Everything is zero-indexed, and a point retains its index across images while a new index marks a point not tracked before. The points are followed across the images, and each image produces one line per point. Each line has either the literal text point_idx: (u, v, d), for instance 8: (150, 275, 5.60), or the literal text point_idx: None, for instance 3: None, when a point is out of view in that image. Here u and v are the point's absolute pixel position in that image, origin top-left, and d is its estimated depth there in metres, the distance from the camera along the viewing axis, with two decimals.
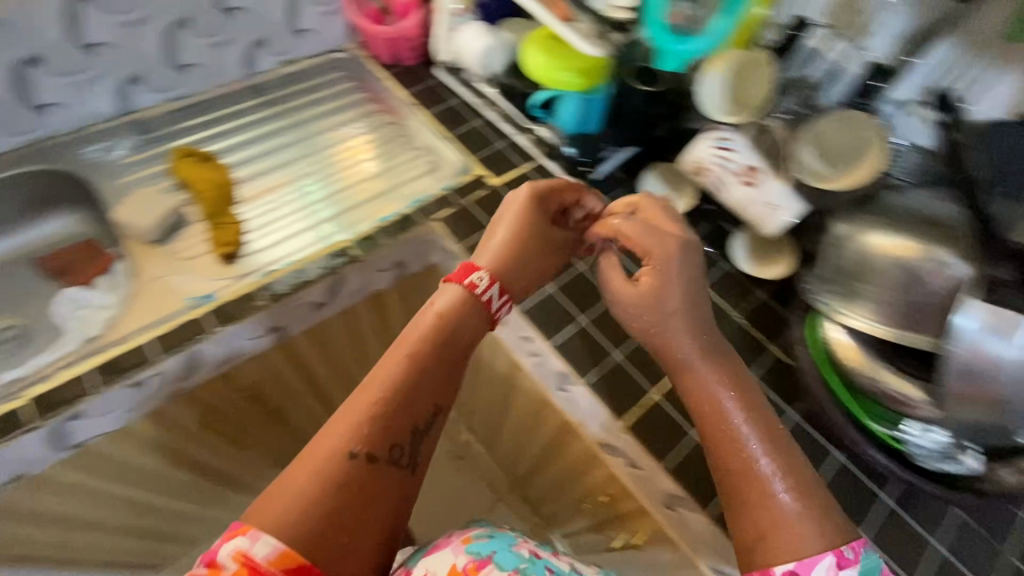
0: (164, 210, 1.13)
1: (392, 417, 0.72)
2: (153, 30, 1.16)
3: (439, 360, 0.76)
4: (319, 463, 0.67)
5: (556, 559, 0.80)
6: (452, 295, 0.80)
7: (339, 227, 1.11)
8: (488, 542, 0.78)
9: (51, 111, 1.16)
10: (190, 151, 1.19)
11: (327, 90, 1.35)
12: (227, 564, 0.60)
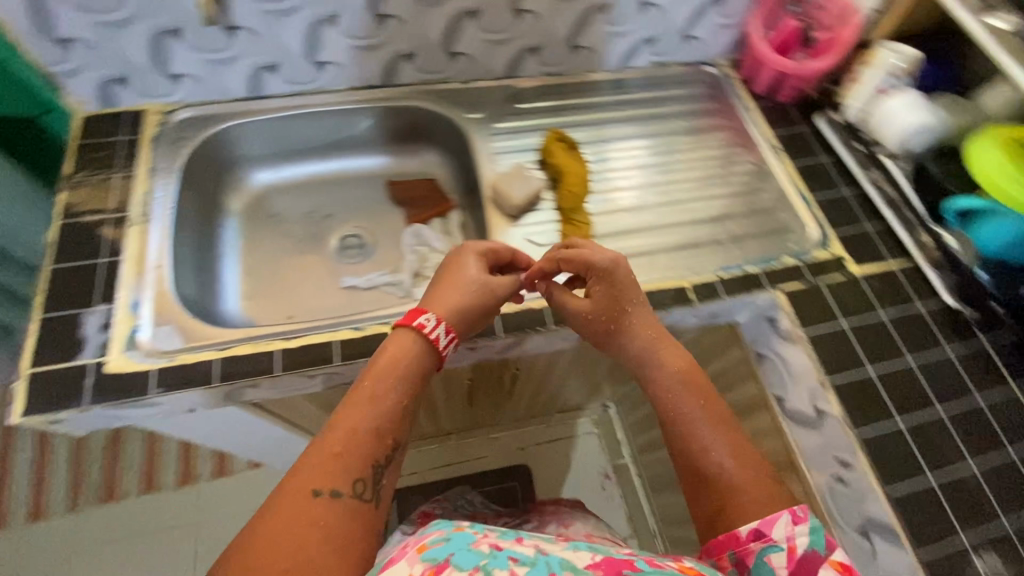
0: (532, 183, 0.94)
1: (360, 456, 0.60)
2: (298, 23, 0.89)
3: (386, 392, 0.66)
4: (282, 501, 0.55)
5: (519, 545, 0.53)
6: (408, 331, 0.72)
7: (729, 181, 1.05)
8: (446, 545, 0.51)
9: (456, 60, 1.03)
10: (561, 135, 1.00)
11: (682, 74, 1.17)
12: None
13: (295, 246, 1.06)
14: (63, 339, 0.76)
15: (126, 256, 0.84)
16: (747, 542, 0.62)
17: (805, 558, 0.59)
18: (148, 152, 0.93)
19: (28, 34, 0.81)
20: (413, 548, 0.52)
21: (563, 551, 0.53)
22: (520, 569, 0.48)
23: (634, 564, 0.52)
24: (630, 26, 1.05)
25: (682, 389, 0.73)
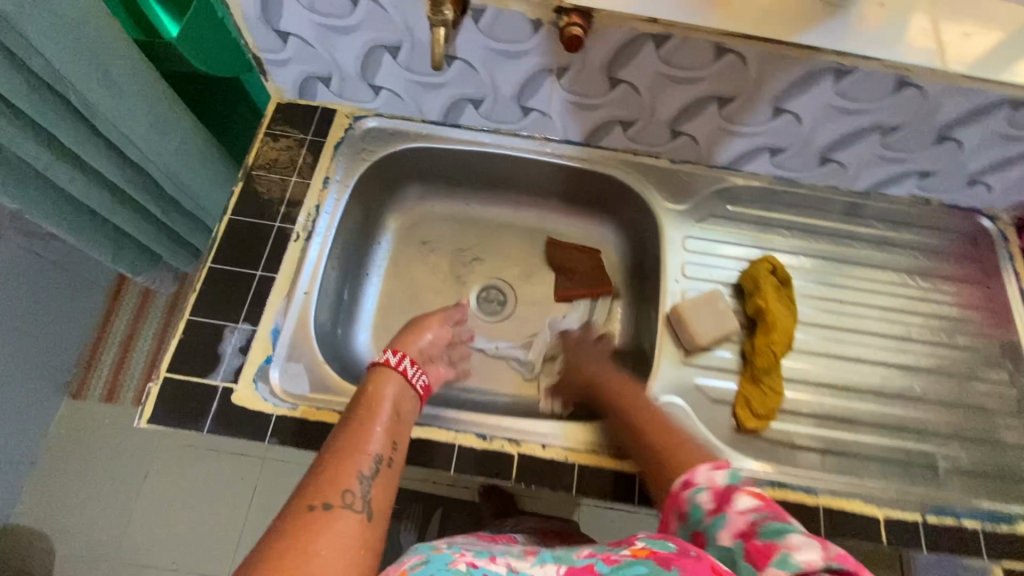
0: (723, 320, 0.78)
1: (349, 467, 0.58)
2: (518, 68, 0.78)
3: (361, 419, 0.64)
4: (282, 519, 0.53)
5: (494, 562, 0.47)
6: (371, 369, 0.71)
7: (951, 389, 0.82)
8: (425, 567, 0.44)
9: (828, 164, 0.87)
10: (774, 265, 0.82)
11: (937, 221, 0.92)
12: None
13: (438, 285, 0.99)
14: (202, 348, 0.74)
15: (278, 274, 0.80)
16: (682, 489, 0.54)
17: (726, 490, 0.50)
18: (329, 163, 0.88)
19: (252, 21, 0.76)
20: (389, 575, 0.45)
21: (530, 569, 0.46)
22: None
23: (592, 568, 0.45)
24: (914, 156, 0.83)
25: (643, 420, 0.69)
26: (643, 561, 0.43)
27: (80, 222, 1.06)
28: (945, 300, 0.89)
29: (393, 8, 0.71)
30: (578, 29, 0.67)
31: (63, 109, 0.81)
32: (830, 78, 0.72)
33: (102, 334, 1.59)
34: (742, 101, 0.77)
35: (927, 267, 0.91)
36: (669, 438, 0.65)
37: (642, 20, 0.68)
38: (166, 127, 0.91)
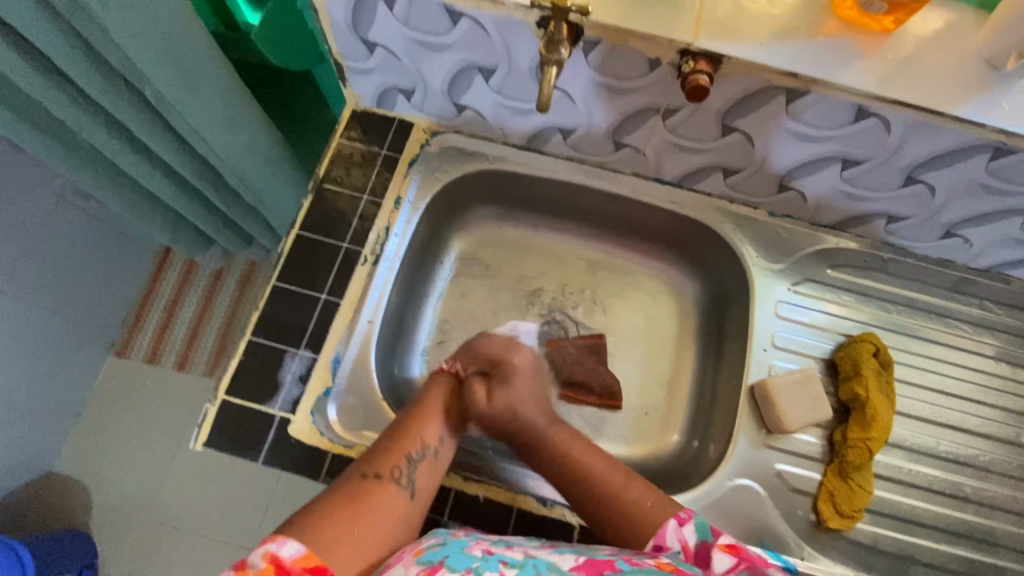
0: (815, 405, 0.72)
1: (402, 448, 0.63)
2: (622, 105, 0.71)
3: (420, 413, 0.67)
4: (342, 481, 0.58)
5: (510, 549, 0.53)
6: (436, 374, 0.74)
7: None
8: (440, 548, 0.51)
9: (949, 237, 0.78)
10: (877, 347, 0.75)
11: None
12: (256, 562, 0.48)
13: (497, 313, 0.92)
14: (261, 373, 0.71)
15: (342, 299, 0.76)
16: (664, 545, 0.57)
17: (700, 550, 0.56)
18: (402, 181, 0.82)
19: (339, 29, 0.70)
20: (410, 552, 0.52)
21: (547, 556, 0.52)
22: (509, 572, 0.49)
23: (613, 563, 0.51)
24: None
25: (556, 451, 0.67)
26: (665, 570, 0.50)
27: (139, 202, 1.08)
28: None
29: (497, 31, 0.64)
30: (705, 77, 0.59)
31: (135, 103, 0.77)
32: (983, 157, 0.63)
33: (148, 297, 1.51)
34: (870, 166, 0.69)
35: None
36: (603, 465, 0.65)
37: (779, 73, 0.60)
38: (238, 127, 0.87)
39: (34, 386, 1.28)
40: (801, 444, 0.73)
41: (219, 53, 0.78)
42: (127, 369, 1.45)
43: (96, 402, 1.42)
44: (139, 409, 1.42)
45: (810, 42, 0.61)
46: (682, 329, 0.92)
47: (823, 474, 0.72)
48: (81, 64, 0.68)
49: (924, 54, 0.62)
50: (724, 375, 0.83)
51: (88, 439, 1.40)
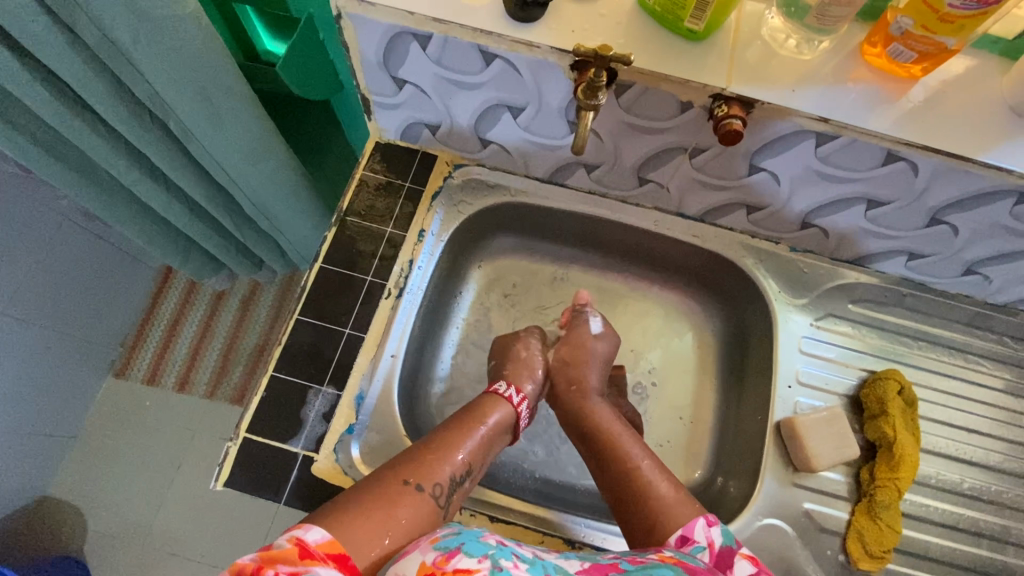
0: (841, 444, 0.72)
1: (442, 459, 0.62)
2: (649, 143, 0.71)
3: (465, 430, 0.66)
4: (379, 479, 0.58)
5: (522, 546, 0.53)
6: (491, 388, 0.74)
7: None
8: (456, 537, 0.50)
9: (969, 275, 0.79)
10: (903, 384, 0.75)
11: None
12: (283, 544, 0.48)
13: None
14: (284, 410, 0.70)
15: (365, 334, 0.75)
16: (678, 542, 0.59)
17: (723, 552, 0.58)
18: (425, 215, 0.82)
19: (369, 65, 0.70)
20: (426, 540, 0.52)
21: (557, 559, 0.53)
22: (523, 565, 0.49)
23: (618, 564, 0.53)
24: None
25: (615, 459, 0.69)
26: (670, 566, 0.52)
27: (151, 228, 1.07)
28: None
29: (529, 72, 0.64)
30: (739, 122, 0.60)
31: (158, 134, 0.77)
32: (1008, 201, 0.64)
33: (150, 316, 1.48)
34: (896, 207, 0.70)
35: None
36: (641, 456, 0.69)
37: (811, 118, 0.61)
38: (260, 157, 0.86)
39: (34, 408, 1.25)
40: (827, 481, 0.73)
41: (245, 86, 0.78)
42: (129, 392, 1.42)
43: (97, 424, 1.39)
44: (140, 431, 1.39)
45: (841, 88, 0.62)
46: (700, 361, 0.92)
47: (848, 511, 0.72)
48: (106, 96, 0.68)
49: (951, 100, 0.63)
50: (747, 409, 0.82)
51: (89, 464, 1.37)
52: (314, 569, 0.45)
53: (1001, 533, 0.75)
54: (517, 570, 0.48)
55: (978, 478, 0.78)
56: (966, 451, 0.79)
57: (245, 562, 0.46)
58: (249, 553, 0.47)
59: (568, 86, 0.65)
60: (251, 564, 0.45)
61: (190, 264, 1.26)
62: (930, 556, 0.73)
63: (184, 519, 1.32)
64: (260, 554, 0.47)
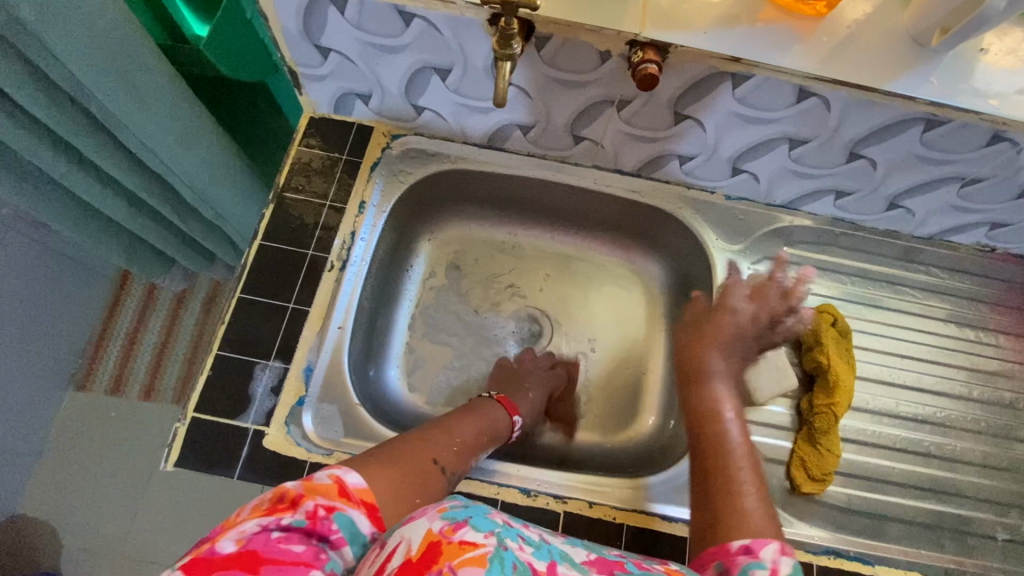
0: (779, 376, 0.75)
1: (462, 455, 0.65)
2: (578, 98, 0.72)
3: (483, 432, 0.71)
4: (415, 452, 0.60)
5: (528, 528, 0.48)
6: (502, 396, 0.79)
7: (999, 450, 0.80)
8: (464, 509, 0.46)
9: (894, 209, 0.82)
10: (834, 316, 0.78)
11: (990, 268, 0.89)
12: (332, 478, 0.49)
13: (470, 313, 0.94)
14: (232, 387, 0.70)
15: (310, 307, 0.75)
16: (735, 552, 0.48)
17: None
18: (365, 186, 0.82)
19: (291, 36, 0.70)
20: (434, 508, 0.47)
21: (563, 543, 0.49)
22: (529, 550, 0.44)
23: (622, 564, 0.48)
24: (985, 208, 0.79)
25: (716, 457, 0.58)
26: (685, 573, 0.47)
27: (91, 226, 1.04)
28: (1004, 355, 0.86)
29: (450, 30, 0.65)
30: (654, 67, 0.61)
31: (84, 122, 0.75)
32: (916, 128, 0.67)
33: (106, 323, 1.45)
34: (816, 144, 0.73)
35: (986, 319, 0.87)
36: (728, 419, 0.62)
37: (722, 59, 0.63)
38: (193, 140, 0.85)
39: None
40: (768, 413, 0.76)
41: (167, 65, 0.76)
42: (91, 403, 1.39)
43: (60, 437, 1.35)
44: (105, 440, 1.35)
45: (750, 29, 0.64)
46: (651, 315, 0.94)
47: (789, 439, 0.75)
48: (23, 82, 0.66)
49: (858, 35, 0.65)
50: None
51: (54, 478, 1.33)
52: (348, 511, 0.48)
53: (941, 451, 0.79)
54: (523, 554, 0.43)
55: (914, 402, 0.82)
56: (903, 377, 0.83)
57: (287, 487, 0.48)
58: (293, 480, 0.48)
59: (488, 43, 0.66)
60: (295, 491, 0.47)
61: (138, 262, 1.23)
62: (875, 479, 0.76)
63: None
64: (301, 482, 0.48)
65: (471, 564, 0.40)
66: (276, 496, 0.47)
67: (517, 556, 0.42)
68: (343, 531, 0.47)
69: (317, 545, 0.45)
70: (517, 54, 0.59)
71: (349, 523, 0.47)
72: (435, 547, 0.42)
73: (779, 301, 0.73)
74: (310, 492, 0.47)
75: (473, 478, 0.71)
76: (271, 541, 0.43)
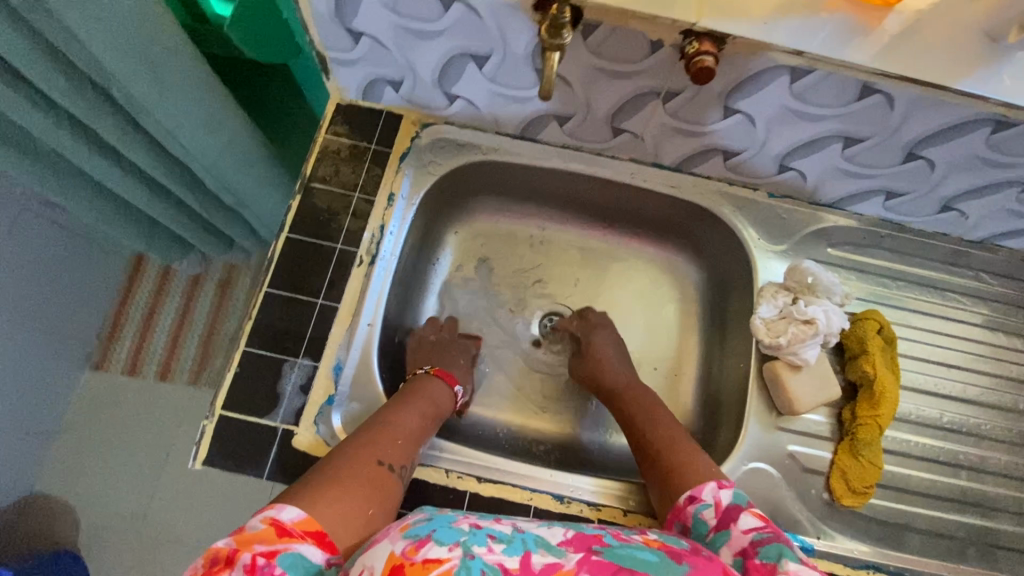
0: (824, 386, 0.72)
1: (408, 440, 0.65)
2: (622, 90, 0.69)
3: (424, 412, 0.70)
4: (353, 460, 0.59)
5: (498, 523, 0.48)
6: (441, 372, 0.78)
7: None
8: (427, 524, 0.47)
9: (947, 211, 0.79)
10: (882, 323, 0.75)
11: None
12: (263, 524, 0.50)
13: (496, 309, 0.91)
14: (260, 385, 0.68)
15: (338, 303, 0.73)
16: (685, 507, 0.60)
17: (728, 509, 0.57)
18: (394, 177, 0.79)
19: (322, 18, 0.66)
20: (397, 527, 0.47)
21: (538, 528, 0.48)
22: (498, 549, 0.44)
23: (601, 539, 0.48)
24: None
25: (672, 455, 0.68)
26: (654, 550, 0.47)
27: (110, 210, 1.02)
28: None
29: (491, 16, 0.61)
30: (710, 58, 0.57)
31: (105, 106, 0.72)
32: (984, 130, 0.63)
33: (124, 305, 1.44)
34: (873, 144, 0.69)
35: None
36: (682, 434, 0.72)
37: (785, 52, 0.59)
38: (215, 126, 0.81)
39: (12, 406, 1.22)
40: (808, 422, 0.74)
41: (191, 47, 0.72)
42: (109, 384, 1.39)
43: (79, 418, 1.35)
44: (125, 422, 1.36)
45: (815, 20, 0.59)
46: (683, 314, 0.92)
47: (830, 450, 0.73)
48: (42, 65, 0.63)
49: (929, 26, 0.61)
50: (729, 359, 0.83)
51: (74, 458, 1.33)
52: (293, 547, 0.48)
53: (983, 464, 0.77)
54: (490, 555, 0.43)
55: (957, 413, 0.79)
56: (947, 387, 0.80)
57: (222, 547, 0.48)
58: (225, 537, 0.49)
59: (533, 31, 0.62)
60: (229, 548, 0.47)
61: (156, 247, 1.21)
62: (913, 492, 0.75)
63: (177, 506, 1.29)
64: (234, 536, 0.49)
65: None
66: (210, 560, 0.48)
67: (484, 561, 0.42)
68: (292, 570, 0.47)
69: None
70: (566, 44, 0.55)
71: (299, 556, 0.48)
72: (399, 568, 0.42)
73: (800, 328, 0.72)
74: (249, 540, 0.48)
75: (506, 483, 0.70)
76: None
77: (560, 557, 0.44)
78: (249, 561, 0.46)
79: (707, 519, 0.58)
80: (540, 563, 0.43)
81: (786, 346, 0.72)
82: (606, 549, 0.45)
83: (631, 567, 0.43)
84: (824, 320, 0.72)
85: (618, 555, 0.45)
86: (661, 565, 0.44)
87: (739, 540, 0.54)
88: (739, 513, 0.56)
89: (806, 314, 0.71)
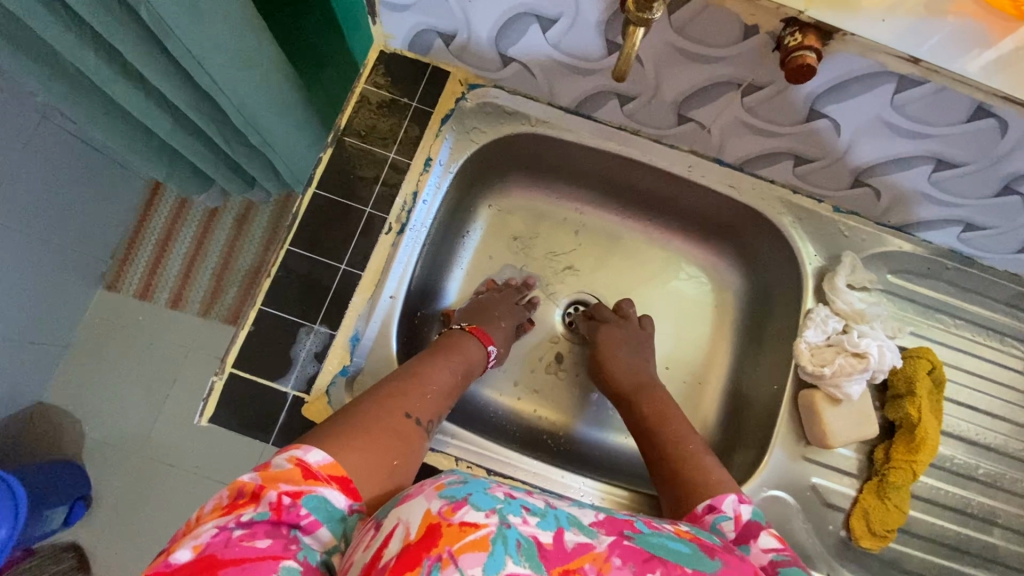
0: (860, 423, 0.69)
1: (436, 396, 0.62)
2: (698, 76, 0.61)
3: (454, 368, 0.68)
4: (380, 408, 0.57)
5: (531, 495, 0.44)
6: (474, 330, 0.75)
7: None
8: (463, 486, 0.43)
9: None
10: (932, 363, 0.71)
11: None
12: (288, 463, 0.47)
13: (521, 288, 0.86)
14: (273, 347, 0.65)
15: (363, 272, 0.69)
16: (705, 514, 0.55)
17: (750, 526, 0.52)
18: (433, 141, 0.73)
19: None
20: (430, 485, 0.44)
21: (569, 508, 0.44)
22: (533, 521, 0.40)
23: (632, 523, 0.44)
24: None
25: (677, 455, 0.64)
26: (685, 540, 0.43)
27: (131, 134, 0.97)
28: None
29: None
30: (813, 55, 0.51)
31: (131, 26, 0.66)
32: None
33: (138, 231, 1.37)
34: (968, 171, 0.62)
35: None
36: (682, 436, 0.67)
37: (897, 57, 0.51)
38: (248, 61, 0.75)
39: None
40: (836, 457, 0.71)
41: None
42: (121, 306, 1.34)
43: (85, 336, 1.32)
44: (135, 344, 1.32)
45: (935, 22, 0.51)
46: (716, 322, 0.87)
47: (855, 487, 0.70)
48: None
49: None
50: (761, 376, 0.79)
51: (83, 372, 1.31)
52: (318, 491, 0.46)
53: (1007, 522, 0.74)
54: (525, 527, 0.40)
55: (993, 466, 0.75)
56: (987, 438, 0.75)
57: (246, 481, 0.46)
58: (250, 471, 0.47)
59: None
60: (254, 484, 0.45)
61: (176, 177, 1.17)
62: (932, 540, 0.72)
63: (180, 434, 1.28)
64: (257, 473, 0.47)
65: (473, 548, 0.37)
66: (235, 493, 0.46)
67: (521, 534, 0.39)
68: (315, 513, 0.45)
69: (287, 535, 0.44)
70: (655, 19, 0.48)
71: (324, 500, 0.46)
72: (435, 530, 0.38)
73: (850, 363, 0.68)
74: (272, 478, 0.46)
75: (517, 479, 0.69)
76: (232, 541, 0.41)
77: (591, 538, 0.40)
78: (274, 498, 0.44)
79: (728, 530, 0.52)
80: (573, 542, 0.40)
81: (830, 376, 0.68)
82: (638, 536, 0.42)
83: (663, 558, 0.40)
84: (876, 356, 0.68)
85: (650, 544, 0.41)
86: (694, 557, 0.41)
87: (758, 558, 0.49)
88: (757, 530, 0.51)
89: (858, 347, 0.69)
